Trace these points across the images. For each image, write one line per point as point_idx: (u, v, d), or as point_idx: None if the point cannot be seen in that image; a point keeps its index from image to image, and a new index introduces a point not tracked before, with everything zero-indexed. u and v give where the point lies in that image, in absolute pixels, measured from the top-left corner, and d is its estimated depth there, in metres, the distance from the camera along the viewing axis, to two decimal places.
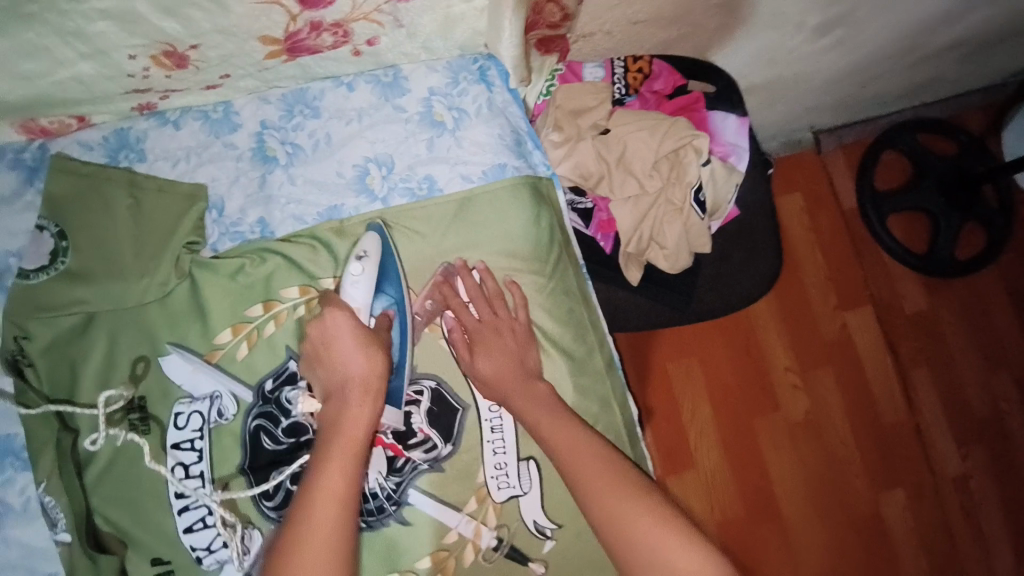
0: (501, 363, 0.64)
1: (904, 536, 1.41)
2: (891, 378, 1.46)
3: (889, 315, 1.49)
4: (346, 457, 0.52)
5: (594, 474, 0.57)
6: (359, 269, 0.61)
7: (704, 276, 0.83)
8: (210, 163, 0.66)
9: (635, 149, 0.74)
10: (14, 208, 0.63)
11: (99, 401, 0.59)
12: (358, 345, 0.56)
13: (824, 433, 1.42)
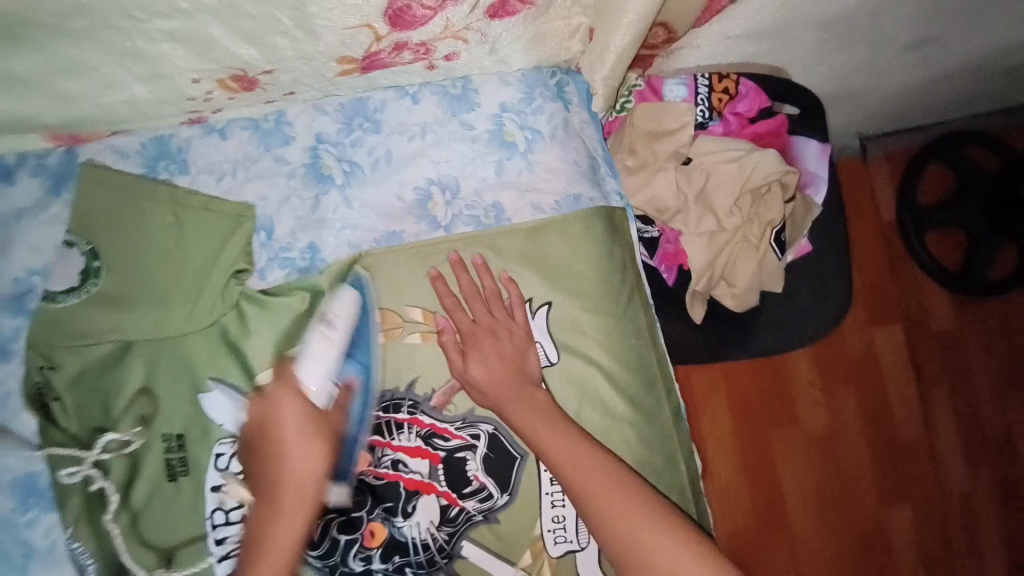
0: (497, 366, 0.58)
1: (909, 552, 1.42)
2: (911, 398, 1.44)
3: (917, 335, 1.45)
4: (296, 501, 0.52)
5: (640, 513, 0.52)
6: (324, 344, 0.55)
7: (766, 314, 0.79)
8: (258, 178, 0.60)
9: (716, 184, 0.69)
10: (39, 221, 0.56)
11: (98, 444, 0.55)
12: (303, 435, 0.53)
13: (840, 450, 1.41)
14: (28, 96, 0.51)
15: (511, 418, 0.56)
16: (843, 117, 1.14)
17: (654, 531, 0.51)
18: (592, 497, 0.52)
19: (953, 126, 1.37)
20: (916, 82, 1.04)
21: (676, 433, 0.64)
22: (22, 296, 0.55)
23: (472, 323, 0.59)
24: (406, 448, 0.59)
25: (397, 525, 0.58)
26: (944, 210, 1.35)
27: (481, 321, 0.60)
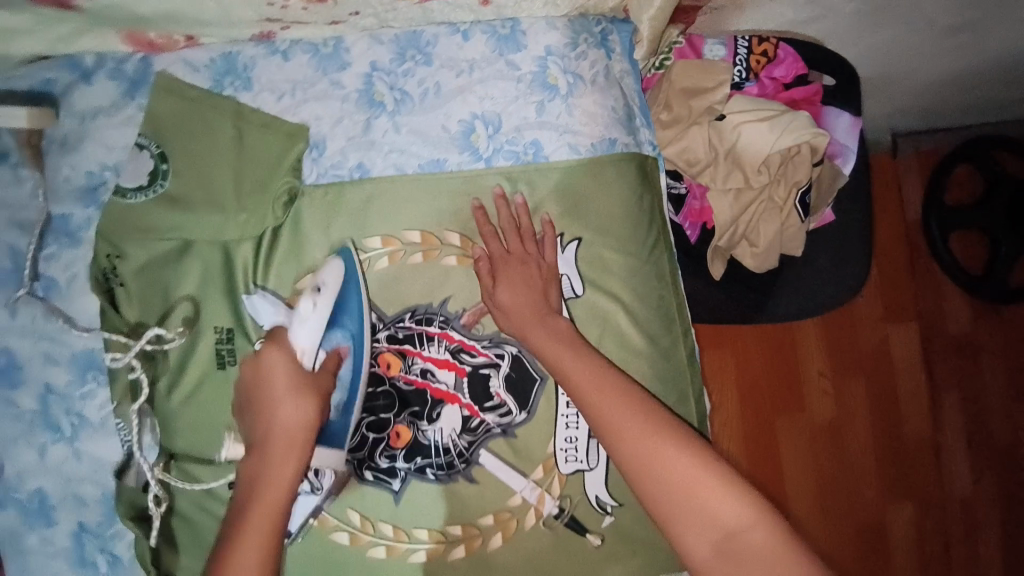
0: (521, 292, 0.61)
1: (903, 548, 1.43)
2: (920, 397, 1.44)
3: (932, 334, 1.45)
4: (262, 510, 0.53)
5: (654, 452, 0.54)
6: (310, 308, 0.57)
7: (784, 278, 0.82)
8: (315, 100, 0.63)
9: (747, 142, 0.71)
10: (115, 120, 0.61)
11: (146, 337, 0.58)
12: (291, 391, 0.55)
13: (844, 440, 1.42)
14: None
15: (533, 344, 0.59)
16: (877, 104, 1.14)
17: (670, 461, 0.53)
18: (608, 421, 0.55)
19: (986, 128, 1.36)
20: (953, 71, 1.05)
21: (688, 372, 0.67)
22: (95, 189, 0.60)
23: (504, 252, 0.63)
24: (436, 359, 0.63)
25: (421, 429, 0.63)
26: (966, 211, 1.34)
27: (512, 249, 0.63)
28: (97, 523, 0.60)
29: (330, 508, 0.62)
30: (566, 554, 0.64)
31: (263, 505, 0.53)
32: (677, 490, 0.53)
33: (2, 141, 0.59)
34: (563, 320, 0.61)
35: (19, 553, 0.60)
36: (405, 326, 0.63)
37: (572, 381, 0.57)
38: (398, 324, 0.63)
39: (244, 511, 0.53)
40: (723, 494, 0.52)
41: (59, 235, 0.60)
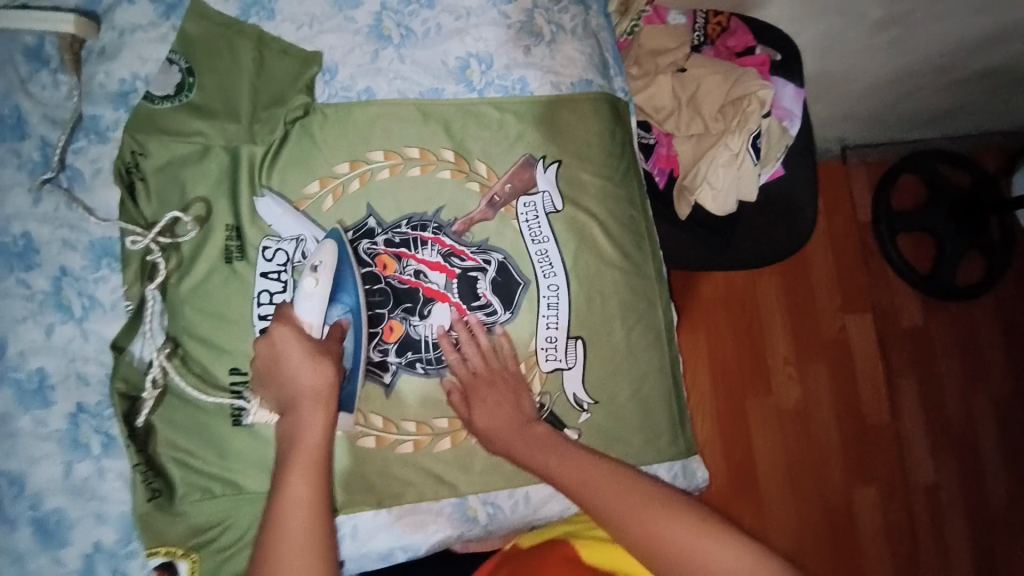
0: (497, 413, 0.66)
1: (874, 534, 1.42)
2: (880, 384, 1.48)
3: (886, 326, 1.50)
4: (303, 470, 0.57)
5: (631, 512, 0.58)
6: (314, 284, 0.61)
7: (743, 226, 0.91)
8: (331, 32, 0.71)
9: (707, 90, 0.81)
10: (149, 36, 0.67)
11: (170, 218, 0.64)
12: (309, 358, 0.59)
13: (811, 424, 1.43)
14: None
15: (517, 454, 0.65)
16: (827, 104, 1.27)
17: (650, 523, 0.57)
18: (602, 499, 0.59)
19: (926, 144, 1.52)
20: (889, 72, 1.19)
21: (656, 283, 0.75)
22: (126, 94, 0.66)
23: (470, 375, 0.67)
24: (429, 261, 0.69)
25: (413, 324, 0.68)
26: (916, 214, 1.48)
27: (479, 373, 0.67)
28: (97, 403, 0.61)
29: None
30: None
31: (302, 464, 0.57)
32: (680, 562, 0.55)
33: (43, 48, 0.65)
34: (541, 424, 0.67)
35: (8, 437, 0.58)
36: (401, 231, 0.70)
37: (559, 482, 0.62)
38: (395, 229, 0.70)
39: (283, 475, 0.57)
40: (727, 551, 0.54)
41: (89, 133, 0.64)
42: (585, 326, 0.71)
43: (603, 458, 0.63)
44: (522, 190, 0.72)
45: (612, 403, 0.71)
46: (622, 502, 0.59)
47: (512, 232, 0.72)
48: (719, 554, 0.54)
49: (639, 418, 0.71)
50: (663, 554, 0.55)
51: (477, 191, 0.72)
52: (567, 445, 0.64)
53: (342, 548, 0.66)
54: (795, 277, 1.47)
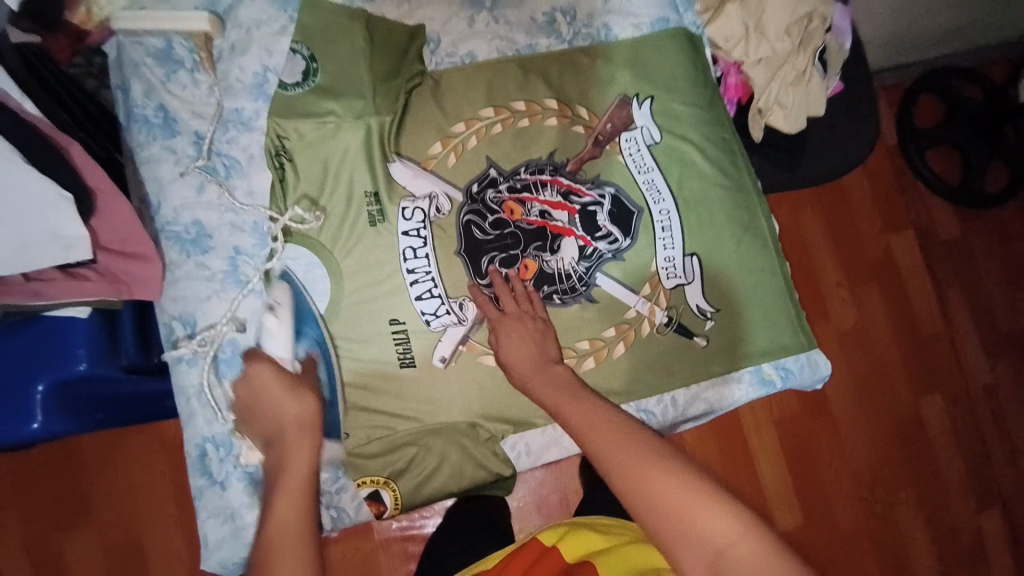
0: (520, 347, 0.68)
1: (946, 451, 1.36)
2: (929, 294, 1.42)
3: (928, 238, 1.44)
4: (290, 494, 0.56)
5: (623, 453, 0.56)
6: (275, 321, 0.67)
7: (809, 142, 0.98)
8: (428, 5, 0.76)
9: (771, 13, 0.87)
10: (273, 29, 0.71)
11: (289, 212, 0.69)
12: (292, 387, 0.63)
13: (871, 346, 1.37)
14: None
15: (538, 394, 0.65)
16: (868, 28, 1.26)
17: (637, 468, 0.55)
18: (608, 454, 0.57)
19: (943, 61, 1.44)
20: None
21: (756, 197, 0.80)
22: (261, 85, 0.71)
23: (500, 313, 0.70)
24: (551, 202, 0.75)
25: (546, 260, 0.74)
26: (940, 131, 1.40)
27: (509, 310, 0.70)
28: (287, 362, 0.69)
29: (476, 336, 0.72)
30: (680, 356, 0.75)
31: (288, 489, 0.56)
32: (664, 511, 0.53)
33: (173, 51, 0.69)
34: (558, 365, 0.68)
35: (211, 404, 0.66)
36: (522, 178, 0.75)
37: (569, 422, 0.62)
38: (515, 177, 0.75)
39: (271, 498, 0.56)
40: (713, 514, 0.52)
41: (235, 124, 0.70)
42: (698, 243, 0.77)
43: (626, 416, 0.61)
44: (622, 127, 0.78)
45: (731, 309, 0.77)
46: (620, 455, 0.56)
47: (620, 167, 0.77)
48: (707, 518, 0.52)
49: (758, 319, 0.78)
50: (652, 512, 0.53)
51: (583, 133, 0.77)
52: (584, 391, 0.64)
53: (517, 463, 0.76)
54: (835, 202, 1.40)
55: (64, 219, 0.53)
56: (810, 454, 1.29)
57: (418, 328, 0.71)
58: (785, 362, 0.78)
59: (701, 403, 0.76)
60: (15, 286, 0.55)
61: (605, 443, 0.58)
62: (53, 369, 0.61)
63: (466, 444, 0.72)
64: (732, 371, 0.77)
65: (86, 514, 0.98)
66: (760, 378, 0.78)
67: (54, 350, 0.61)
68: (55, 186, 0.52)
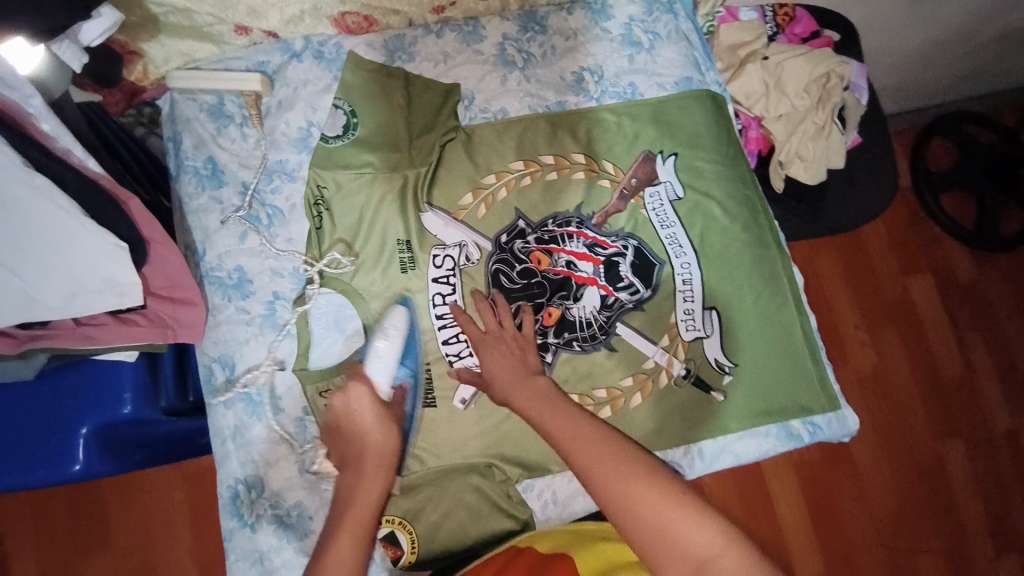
0: (501, 362, 0.67)
1: (973, 501, 1.32)
2: (950, 339, 1.40)
3: (948, 283, 1.42)
4: (353, 528, 0.55)
5: (598, 456, 0.55)
6: (385, 347, 0.68)
7: (829, 193, 1.00)
8: (463, 64, 0.80)
9: (791, 72, 0.91)
10: (318, 88, 0.76)
11: (328, 256, 0.71)
12: (385, 421, 0.63)
13: (891, 390, 1.36)
14: None
15: (517, 403, 0.64)
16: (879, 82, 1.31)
17: (613, 472, 0.54)
18: (587, 460, 0.55)
19: (948, 108, 1.46)
20: (937, 41, 1.24)
21: (778, 252, 0.82)
22: (305, 138, 0.75)
23: (481, 333, 0.71)
24: (576, 252, 0.77)
25: (570, 308, 0.76)
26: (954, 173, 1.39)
27: (490, 329, 0.71)
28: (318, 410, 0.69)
29: None
30: (698, 408, 0.75)
31: (353, 523, 0.55)
32: (642, 521, 0.51)
33: (224, 107, 0.73)
34: (541, 377, 0.66)
35: (245, 445, 0.67)
36: (549, 229, 0.78)
37: (548, 431, 0.59)
38: (543, 228, 0.78)
39: (331, 534, 0.55)
40: (693, 519, 0.50)
41: (279, 175, 0.73)
42: (718, 297, 0.78)
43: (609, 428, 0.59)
44: (647, 181, 0.81)
45: (751, 364, 0.78)
46: (602, 460, 0.55)
47: (644, 220, 0.80)
48: (687, 526, 0.50)
49: (784, 371, 0.78)
50: (630, 520, 0.51)
51: (609, 186, 0.80)
52: (563, 402, 0.62)
53: (540, 513, 0.72)
54: (853, 247, 1.41)
55: (119, 268, 0.57)
56: (830, 499, 1.27)
57: (442, 373, 0.72)
58: (814, 418, 0.77)
59: (727, 456, 0.75)
60: (68, 329, 0.59)
61: (589, 453, 0.56)
62: (96, 413, 0.64)
63: (480, 486, 0.70)
64: (758, 426, 0.76)
65: (105, 540, 0.99)
66: (788, 433, 0.76)
67: (101, 393, 0.64)
68: (109, 234, 0.55)
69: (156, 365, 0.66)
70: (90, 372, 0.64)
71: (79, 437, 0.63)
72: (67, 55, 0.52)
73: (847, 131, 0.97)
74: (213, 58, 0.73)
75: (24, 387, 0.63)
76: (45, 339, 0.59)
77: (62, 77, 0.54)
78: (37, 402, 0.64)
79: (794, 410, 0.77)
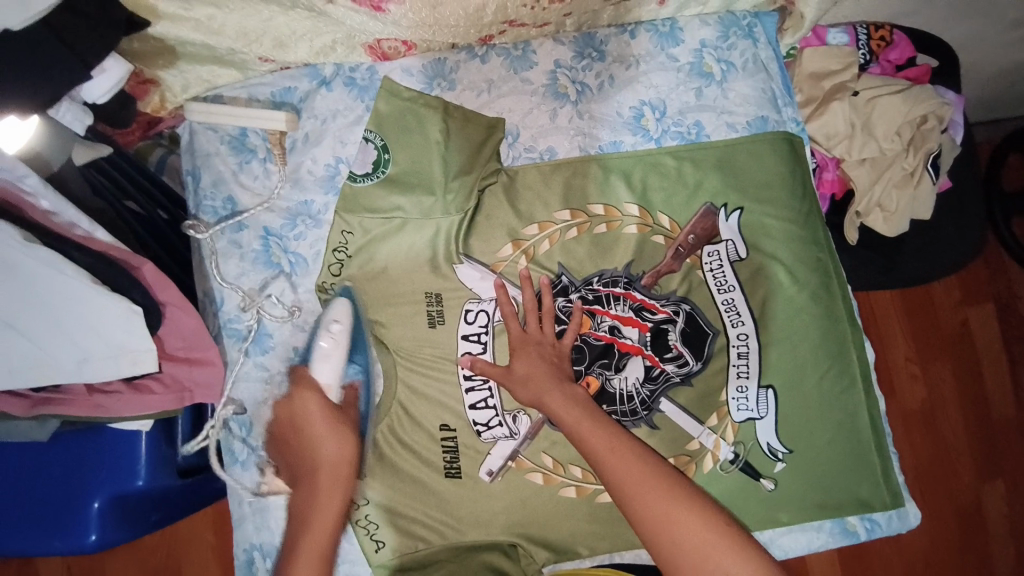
0: (536, 365, 0.65)
1: (1008, 550, 1.13)
2: (1006, 374, 1.17)
3: (1012, 308, 1.18)
4: (309, 549, 0.57)
5: (645, 484, 0.58)
6: (329, 344, 0.63)
7: (907, 243, 0.89)
8: (509, 95, 0.71)
9: (881, 113, 0.80)
10: (347, 120, 0.68)
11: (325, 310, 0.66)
12: (333, 426, 0.62)
13: (937, 426, 1.15)
14: (390, 24, 0.63)
15: (551, 406, 0.63)
16: (978, 104, 1.15)
17: (659, 499, 0.57)
18: (633, 488, 0.58)
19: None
20: None
21: (849, 325, 0.73)
22: (332, 177, 0.68)
23: (521, 332, 0.66)
24: (621, 316, 0.70)
25: (610, 378, 0.69)
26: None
27: (531, 330, 0.66)
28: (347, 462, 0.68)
29: (526, 451, 0.67)
30: (744, 497, 0.70)
31: (310, 548, 0.57)
32: (676, 544, 0.56)
33: (246, 139, 0.68)
34: (579, 385, 0.65)
35: (261, 510, 0.65)
36: (594, 288, 0.70)
37: (591, 447, 0.60)
38: (587, 286, 0.70)
39: (290, 554, 0.58)
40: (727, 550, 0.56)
41: (304, 218, 0.67)
42: (776, 374, 0.70)
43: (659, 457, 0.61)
44: (706, 239, 0.72)
45: (807, 450, 0.70)
46: (644, 486, 0.58)
47: (700, 283, 0.71)
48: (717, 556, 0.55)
49: (843, 461, 0.71)
50: (665, 543, 0.56)
51: (663, 243, 0.72)
52: (604, 415, 0.63)
53: None
54: None
55: (131, 333, 0.52)
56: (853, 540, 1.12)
57: (468, 440, 0.67)
58: (872, 514, 0.71)
59: (774, 549, 0.71)
60: (80, 396, 0.56)
61: (637, 483, 0.58)
62: (111, 484, 0.63)
63: (504, 567, 0.66)
64: (812, 520, 0.70)
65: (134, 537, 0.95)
66: (842, 529, 0.71)
67: (117, 461, 0.64)
68: (122, 301, 0.50)
69: (170, 430, 0.66)
70: (106, 441, 0.64)
71: (95, 506, 0.64)
72: (68, 117, 0.51)
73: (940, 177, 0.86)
74: (236, 84, 0.67)
75: (49, 448, 0.65)
76: (55, 405, 0.56)
77: (57, 146, 0.53)
78: (66, 463, 0.65)
79: (852, 506, 0.71)
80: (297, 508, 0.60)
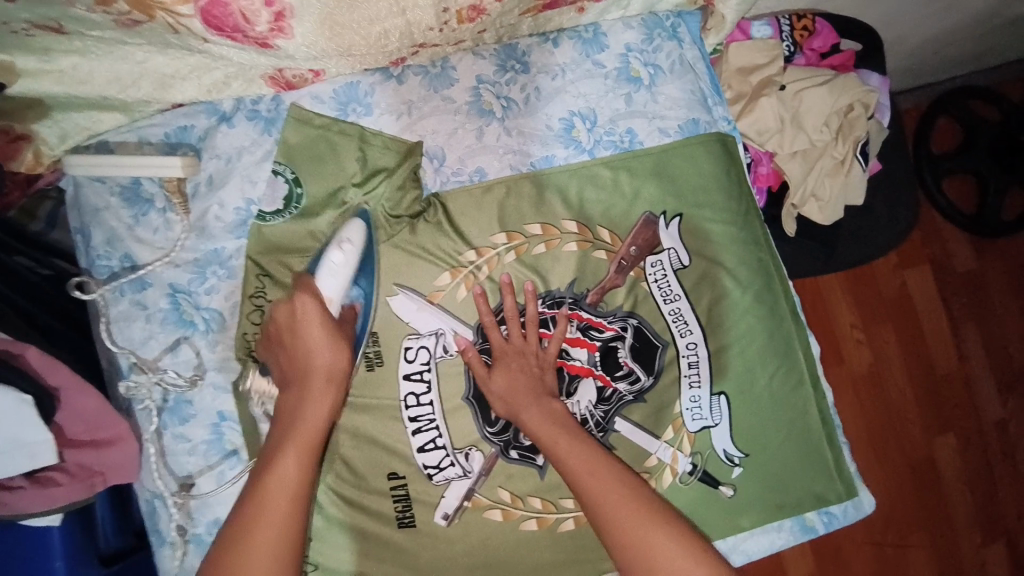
0: (518, 379, 0.63)
1: (960, 493, 1.19)
2: (944, 331, 1.22)
3: (945, 269, 1.23)
4: (301, 443, 0.55)
5: (607, 494, 0.57)
6: (339, 256, 0.60)
7: (843, 229, 0.91)
8: (431, 115, 0.67)
9: (809, 105, 0.80)
10: (254, 156, 0.63)
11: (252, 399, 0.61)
12: (333, 333, 0.58)
13: (885, 385, 1.19)
14: (288, 54, 0.58)
15: (528, 422, 0.61)
16: (901, 79, 1.17)
17: (618, 509, 0.56)
18: (595, 497, 0.57)
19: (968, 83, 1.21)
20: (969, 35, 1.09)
21: (792, 323, 0.73)
22: (244, 222, 0.62)
23: (504, 341, 0.65)
24: (570, 338, 0.68)
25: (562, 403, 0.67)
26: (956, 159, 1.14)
27: (513, 340, 0.65)
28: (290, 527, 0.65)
29: (482, 490, 0.65)
30: (706, 506, 0.69)
31: (300, 442, 0.55)
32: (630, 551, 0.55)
33: (140, 189, 0.61)
34: (557, 402, 0.63)
35: None
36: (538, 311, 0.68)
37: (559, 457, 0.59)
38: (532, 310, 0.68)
39: (281, 450, 0.54)
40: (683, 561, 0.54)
41: (214, 268, 0.62)
42: (727, 381, 0.70)
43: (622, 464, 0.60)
44: (647, 250, 0.70)
45: (763, 451, 0.71)
46: (605, 497, 0.57)
47: (644, 296, 0.70)
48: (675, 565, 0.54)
49: (799, 455, 0.71)
50: (624, 552, 0.55)
51: (605, 258, 0.70)
52: (576, 425, 0.62)
53: None
54: None
55: (22, 424, 0.48)
56: None
57: (421, 485, 0.64)
58: (829, 507, 0.72)
59: (739, 554, 0.71)
60: None
61: (600, 492, 0.57)
62: None
63: None
64: (773, 522, 0.71)
65: None
66: (802, 525, 0.72)
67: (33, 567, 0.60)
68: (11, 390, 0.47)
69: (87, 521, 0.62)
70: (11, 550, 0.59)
71: None
72: None
73: (869, 162, 0.87)
74: (121, 128, 0.61)
75: None
76: None
77: None
78: None
79: (810, 502, 0.72)
80: (284, 410, 0.56)
